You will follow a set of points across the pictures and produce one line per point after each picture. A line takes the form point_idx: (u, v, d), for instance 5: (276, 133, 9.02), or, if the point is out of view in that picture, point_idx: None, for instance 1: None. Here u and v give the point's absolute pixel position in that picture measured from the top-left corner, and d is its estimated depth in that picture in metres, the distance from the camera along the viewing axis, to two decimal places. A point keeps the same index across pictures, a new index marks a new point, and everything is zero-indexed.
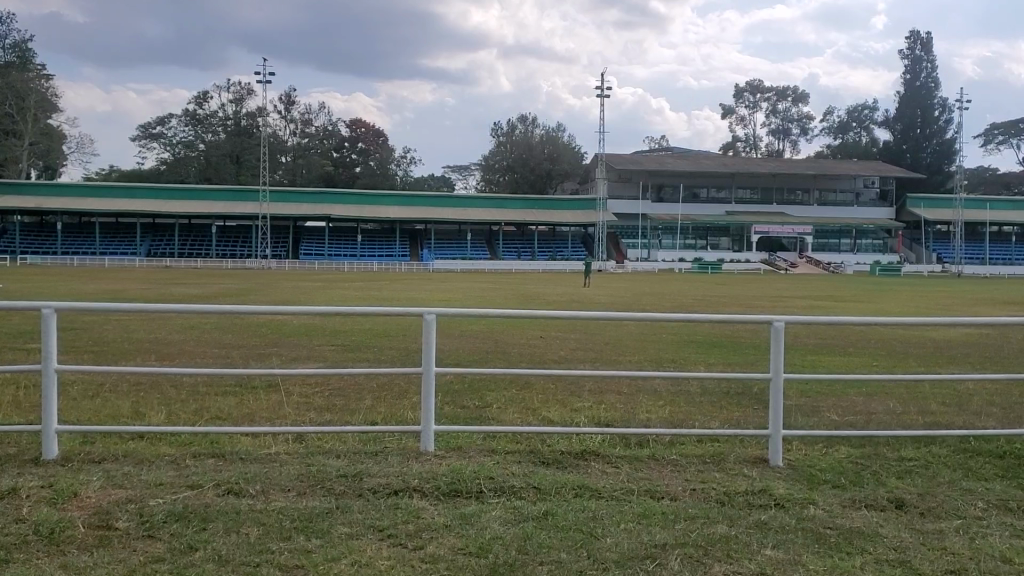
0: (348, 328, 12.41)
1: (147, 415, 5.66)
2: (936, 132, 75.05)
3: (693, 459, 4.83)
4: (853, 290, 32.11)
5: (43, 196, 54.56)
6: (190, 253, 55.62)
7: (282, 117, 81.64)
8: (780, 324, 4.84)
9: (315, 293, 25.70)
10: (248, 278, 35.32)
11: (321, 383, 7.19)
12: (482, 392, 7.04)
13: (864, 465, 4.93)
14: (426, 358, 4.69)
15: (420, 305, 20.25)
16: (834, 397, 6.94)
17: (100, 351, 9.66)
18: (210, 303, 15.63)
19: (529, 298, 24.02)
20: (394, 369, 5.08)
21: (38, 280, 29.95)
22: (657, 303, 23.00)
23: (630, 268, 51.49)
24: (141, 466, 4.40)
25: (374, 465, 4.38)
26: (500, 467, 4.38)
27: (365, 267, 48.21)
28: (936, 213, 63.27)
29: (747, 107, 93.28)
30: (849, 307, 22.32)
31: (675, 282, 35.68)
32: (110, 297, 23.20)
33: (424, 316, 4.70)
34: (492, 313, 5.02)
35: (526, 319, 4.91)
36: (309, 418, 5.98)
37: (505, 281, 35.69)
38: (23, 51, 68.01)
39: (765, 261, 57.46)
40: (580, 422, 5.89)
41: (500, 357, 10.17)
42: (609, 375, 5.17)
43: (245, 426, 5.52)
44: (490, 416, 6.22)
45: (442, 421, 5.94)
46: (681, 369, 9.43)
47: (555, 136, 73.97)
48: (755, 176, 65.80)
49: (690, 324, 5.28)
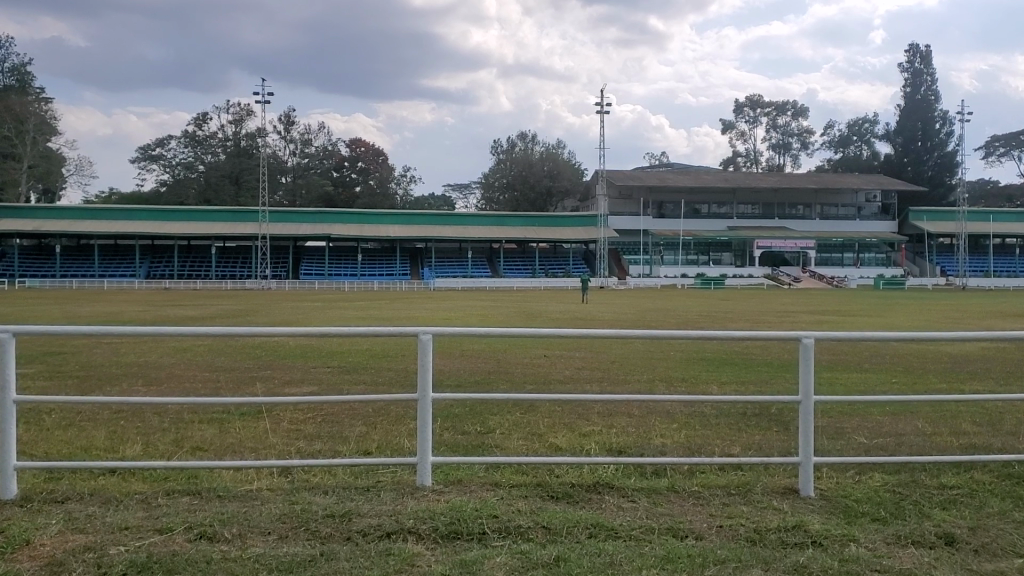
0: (347, 350, 12.00)
1: (124, 448, 5.22)
2: (938, 145, 74.84)
3: (716, 489, 4.40)
4: (861, 305, 31.63)
5: (42, 218, 54.20)
6: (190, 275, 55.22)
7: (281, 137, 81.26)
8: (809, 341, 4.40)
9: (316, 313, 25.29)
10: (247, 298, 34.92)
11: (314, 411, 6.72)
12: (485, 416, 6.60)
13: (903, 494, 4.49)
14: (422, 381, 4.25)
15: (422, 324, 19.75)
16: (855, 419, 6.52)
17: (89, 381, 9.23)
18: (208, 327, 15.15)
19: (531, 316, 23.49)
20: (388, 395, 4.63)
21: (34, 304, 29.53)
22: (663, 319, 22.57)
23: (632, 284, 51.12)
24: (108, 507, 3.98)
25: (365, 503, 3.95)
26: (504, 505, 3.95)
27: (366, 286, 47.87)
28: (939, 226, 62.90)
29: (747, 122, 92.95)
30: (859, 322, 21.91)
31: (677, 298, 35.23)
32: (106, 320, 22.77)
33: (419, 337, 4.26)
34: (491, 332, 4.55)
35: (530, 337, 4.44)
36: (300, 448, 5.56)
37: (508, 300, 35.29)
38: (22, 75, 67.80)
39: (769, 276, 57.06)
40: (591, 450, 5.46)
41: (503, 377, 9.75)
42: (621, 400, 4.71)
43: (225, 459, 5.07)
44: (495, 442, 5.80)
45: (442, 450, 5.47)
46: (694, 389, 9.04)
47: (555, 154, 73.76)
48: (757, 191, 65.52)
49: (708, 340, 4.81)
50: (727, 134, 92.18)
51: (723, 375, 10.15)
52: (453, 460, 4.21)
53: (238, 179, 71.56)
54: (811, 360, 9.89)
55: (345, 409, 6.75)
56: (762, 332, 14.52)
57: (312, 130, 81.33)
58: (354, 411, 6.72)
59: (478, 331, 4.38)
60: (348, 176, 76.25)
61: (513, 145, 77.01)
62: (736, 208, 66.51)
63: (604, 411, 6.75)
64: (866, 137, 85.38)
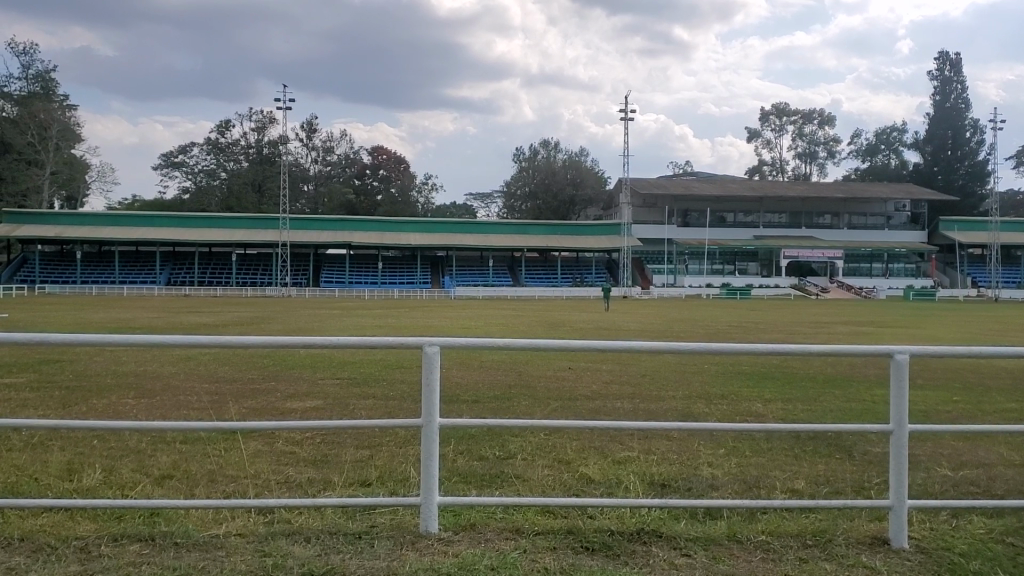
0: (359, 361, 11.28)
1: (84, 477, 4.46)
2: (968, 154, 73.43)
3: (789, 540, 3.58)
4: (896, 315, 30.55)
5: (64, 225, 53.91)
6: (210, 282, 54.76)
7: (304, 145, 80.74)
8: (903, 356, 3.57)
9: (334, 321, 24.39)
10: (266, 306, 34.36)
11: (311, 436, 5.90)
12: (504, 440, 5.81)
13: (1018, 547, 3.66)
14: (426, 405, 3.45)
15: (441, 335, 18.90)
16: (921, 449, 5.69)
17: (80, 393, 8.53)
18: (217, 340, 14.59)
19: (554, 326, 22.57)
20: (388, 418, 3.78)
21: (49, 310, 28.77)
22: (693, 330, 21.62)
23: (657, 294, 50.12)
24: (37, 559, 3.19)
25: (355, 559, 3.16)
26: (530, 561, 3.16)
27: (387, 294, 47.25)
28: (971, 236, 61.45)
29: (773, 130, 91.47)
30: (902, 333, 20.87)
31: (703, 307, 34.14)
32: (118, 327, 21.94)
33: (425, 350, 3.45)
34: (512, 339, 3.71)
35: (563, 350, 3.61)
36: (289, 473, 4.78)
37: (532, 309, 34.41)
38: (47, 81, 67.53)
39: (796, 286, 55.94)
40: (626, 482, 4.66)
41: (526, 389, 8.92)
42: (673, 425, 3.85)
43: (196, 490, 4.29)
44: (513, 469, 4.97)
45: (452, 484, 4.65)
46: (735, 404, 8.26)
47: (578, 161, 72.89)
48: (784, 199, 64.42)
49: (774, 352, 3.94)
50: (752, 142, 90.79)
51: (760, 389, 9.24)
52: (473, 503, 3.41)
53: (260, 186, 71.28)
54: (856, 376, 9.08)
55: (343, 434, 5.94)
56: (802, 345, 13.63)
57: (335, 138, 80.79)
58: (357, 435, 5.96)
59: (505, 343, 3.57)
60: (370, 184, 75.75)
61: (536, 153, 76.23)
62: (763, 217, 65.36)
63: (638, 435, 5.95)
64: (896, 146, 83.72)
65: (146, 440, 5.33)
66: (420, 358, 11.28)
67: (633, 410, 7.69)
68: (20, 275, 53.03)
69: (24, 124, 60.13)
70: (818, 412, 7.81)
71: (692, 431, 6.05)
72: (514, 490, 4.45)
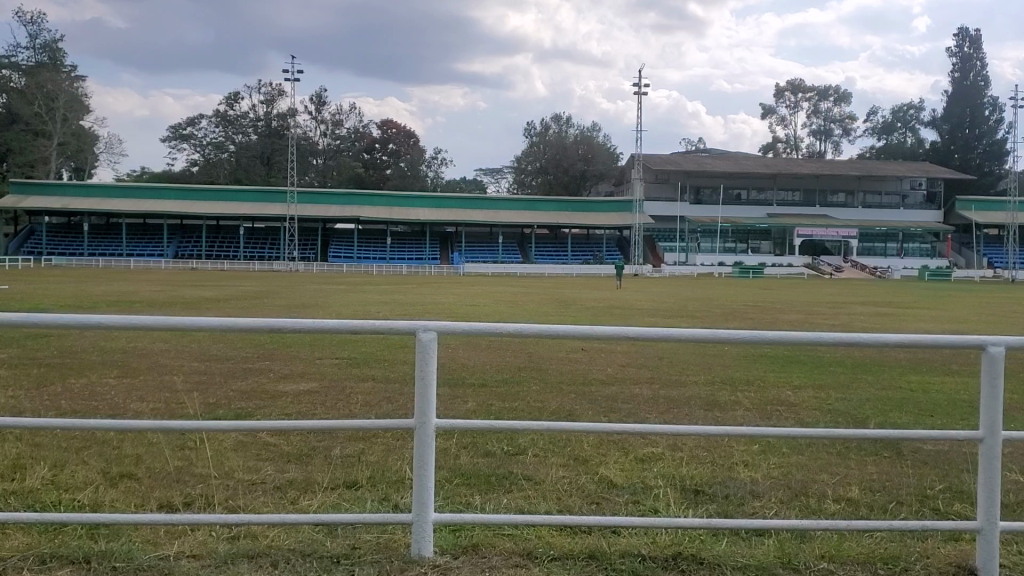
0: (359, 340, 10.64)
1: (30, 478, 3.85)
2: (987, 132, 72.14)
3: (855, 569, 2.98)
4: (912, 296, 29.91)
5: (70, 196, 53.30)
6: (217, 255, 54.32)
7: (313, 118, 79.75)
8: (997, 350, 2.91)
9: (339, 296, 23.81)
10: (271, 280, 33.67)
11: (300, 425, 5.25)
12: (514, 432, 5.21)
13: None
14: (422, 399, 2.84)
15: (449, 311, 18.24)
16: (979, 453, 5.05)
17: (57, 371, 7.92)
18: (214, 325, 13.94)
19: (564, 304, 21.80)
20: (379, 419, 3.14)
21: (49, 283, 28.11)
22: (708, 308, 21.01)
23: (668, 272, 49.47)
24: None
25: None
26: None
27: (394, 270, 46.83)
28: (988, 216, 60.43)
29: (788, 107, 90.08)
30: (924, 315, 20.22)
31: (715, 287, 33.42)
32: (118, 301, 21.33)
33: (417, 336, 2.84)
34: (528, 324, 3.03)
35: (586, 340, 2.97)
36: (271, 471, 4.18)
37: (541, 285, 33.82)
38: (54, 51, 66.66)
39: (809, 265, 55.12)
40: (658, 487, 4.01)
41: (538, 372, 8.28)
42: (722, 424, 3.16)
43: (164, 496, 3.69)
44: (522, 469, 4.34)
45: (452, 490, 4.01)
46: (764, 391, 7.62)
47: (589, 137, 71.92)
48: (799, 177, 63.41)
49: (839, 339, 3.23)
50: (767, 119, 89.49)
51: (787, 374, 8.67)
52: (487, 521, 2.80)
53: (268, 160, 70.55)
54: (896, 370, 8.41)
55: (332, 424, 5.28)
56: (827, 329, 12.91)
57: (344, 110, 79.64)
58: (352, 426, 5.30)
59: (525, 327, 2.92)
60: (379, 158, 74.94)
61: (547, 128, 75.23)
62: (777, 195, 64.37)
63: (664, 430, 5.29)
64: (912, 124, 82.39)
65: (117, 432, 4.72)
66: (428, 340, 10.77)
67: (653, 397, 7.05)
68: (27, 247, 52.60)
69: (32, 94, 59.44)
70: (855, 401, 7.15)
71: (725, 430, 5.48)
72: (524, 499, 3.82)
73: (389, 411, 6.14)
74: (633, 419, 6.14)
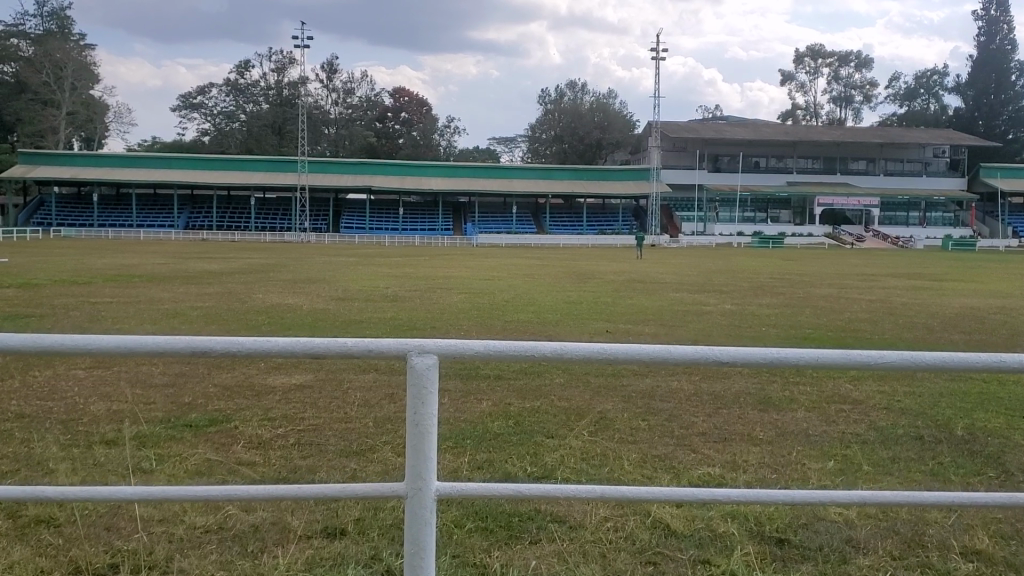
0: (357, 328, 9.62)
1: None
2: (1013, 98, 69.89)
3: None
4: (943, 268, 28.77)
5: (79, 167, 52.41)
6: (229, 226, 53.54)
7: (324, 87, 78.49)
8: None
9: (351, 270, 22.87)
10: (281, 253, 32.78)
11: (273, 459, 4.27)
12: (542, 462, 4.16)
13: None
14: (411, 463, 1.94)
15: (461, 285, 17.27)
16: None
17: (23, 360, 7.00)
18: (209, 304, 12.95)
19: (582, 278, 20.71)
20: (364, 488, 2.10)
21: (56, 255, 27.27)
22: (734, 283, 19.95)
23: (686, 242, 48.37)
24: None
25: None
26: None
27: (406, 241, 45.94)
28: (1014, 184, 58.73)
29: (808, 74, 87.89)
30: (964, 288, 19.06)
31: (737, 259, 32.32)
32: (122, 276, 20.40)
33: (407, 361, 1.92)
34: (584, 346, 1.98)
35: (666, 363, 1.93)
36: (234, 511, 3.26)
37: (557, 258, 32.89)
38: (62, 19, 65.49)
39: (830, 235, 53.81)
40: (742, 540, 3.05)
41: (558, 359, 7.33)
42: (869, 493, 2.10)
43: (114, 553, 2.83)
44: (553, 505, 3.43)
45: (454, 538, 3.05)
46: (822, 383, 6.64)
47: (605, 105, 70.44)
48: (819, 144, 61.87)
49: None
50: (785, 86, 87.59)
51: None
52: None
53: (279, 129, 69.50)
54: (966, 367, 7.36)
55: (322, 458, 4.27)
56: (871, 322, 11.86)
57: (357, 78, 78.09)
58: (347, 458, 4.29)
59: (571, 345, 1.91)
60: (391, 127, 73.54)
61: (562, 95, 73.79)
62: (796, 162, 62.93)
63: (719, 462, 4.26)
64: (935, 90, 80.20)
65: (57, 474, 3.83)
66: (446, 330, 9.83)
67: (694, 392, 6.13)
68: (37, 218, 51.93)
69: (40, 63, 58.38)
70: (927, 398, 6.16)
71: (790, 455, 4.50)
72: (544, 560, 2.85)
73: (383, 419, 5.18)
74: (679, 423, 5.19)
